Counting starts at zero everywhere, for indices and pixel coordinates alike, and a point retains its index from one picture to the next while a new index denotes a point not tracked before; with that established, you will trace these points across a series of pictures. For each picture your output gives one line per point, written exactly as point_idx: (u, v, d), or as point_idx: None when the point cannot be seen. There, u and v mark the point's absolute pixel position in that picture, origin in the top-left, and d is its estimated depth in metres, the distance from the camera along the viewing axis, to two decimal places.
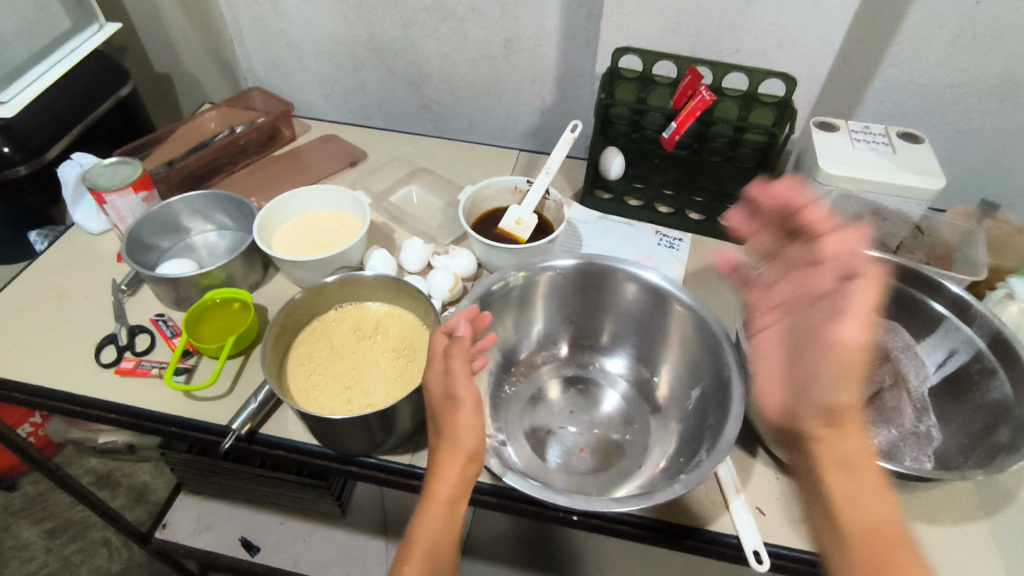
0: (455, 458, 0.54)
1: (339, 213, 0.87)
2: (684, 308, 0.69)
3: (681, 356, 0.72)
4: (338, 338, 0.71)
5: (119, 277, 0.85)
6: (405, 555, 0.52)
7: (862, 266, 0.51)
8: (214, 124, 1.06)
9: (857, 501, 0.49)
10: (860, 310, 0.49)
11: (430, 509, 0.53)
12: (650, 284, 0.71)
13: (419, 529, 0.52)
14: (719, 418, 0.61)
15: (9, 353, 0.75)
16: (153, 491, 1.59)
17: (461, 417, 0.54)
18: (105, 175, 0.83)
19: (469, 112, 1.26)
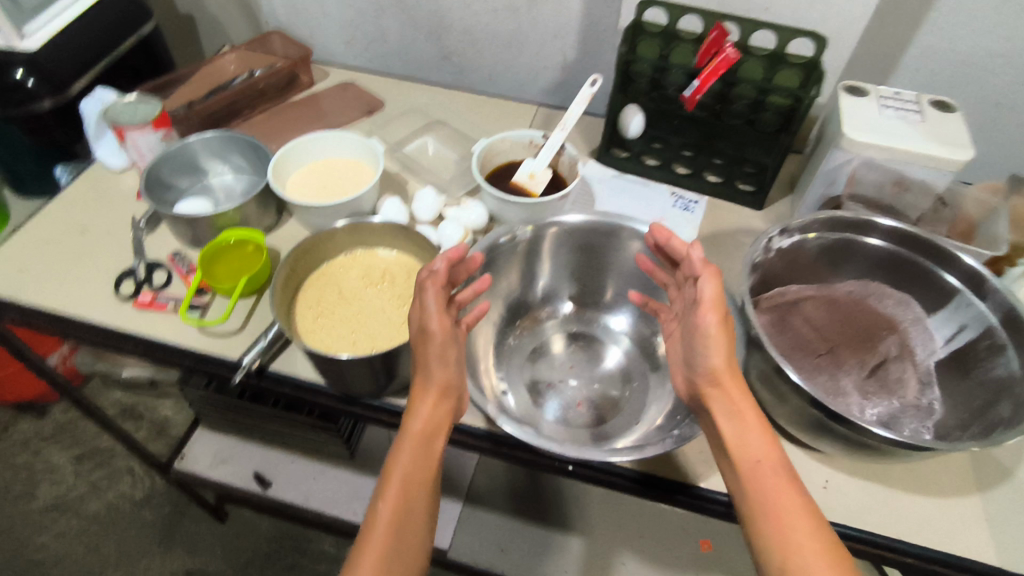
0: (428, 390, 0.59)
1: (352, 160, 0.87)
2: None
3: None
4: (347, 282, 0.72)
5: (138, 214, 0.87)
6: (384, 489, 0.56)
7: (700, 269, 0.60)
8: (234, 66, 1.05)
9: (746, 439, 0.54)
10: (712, 300, 0.58)
11: (405, 442, 0.58)
12: None
13: (396, 460, 0.57)
14: None
15: (35, 282, 0.78)
16: (174, 426, 1.66)
17: (433, 349, 0.58)
18: (125, 112, 0.85)
19: (490, 65, 1.24)
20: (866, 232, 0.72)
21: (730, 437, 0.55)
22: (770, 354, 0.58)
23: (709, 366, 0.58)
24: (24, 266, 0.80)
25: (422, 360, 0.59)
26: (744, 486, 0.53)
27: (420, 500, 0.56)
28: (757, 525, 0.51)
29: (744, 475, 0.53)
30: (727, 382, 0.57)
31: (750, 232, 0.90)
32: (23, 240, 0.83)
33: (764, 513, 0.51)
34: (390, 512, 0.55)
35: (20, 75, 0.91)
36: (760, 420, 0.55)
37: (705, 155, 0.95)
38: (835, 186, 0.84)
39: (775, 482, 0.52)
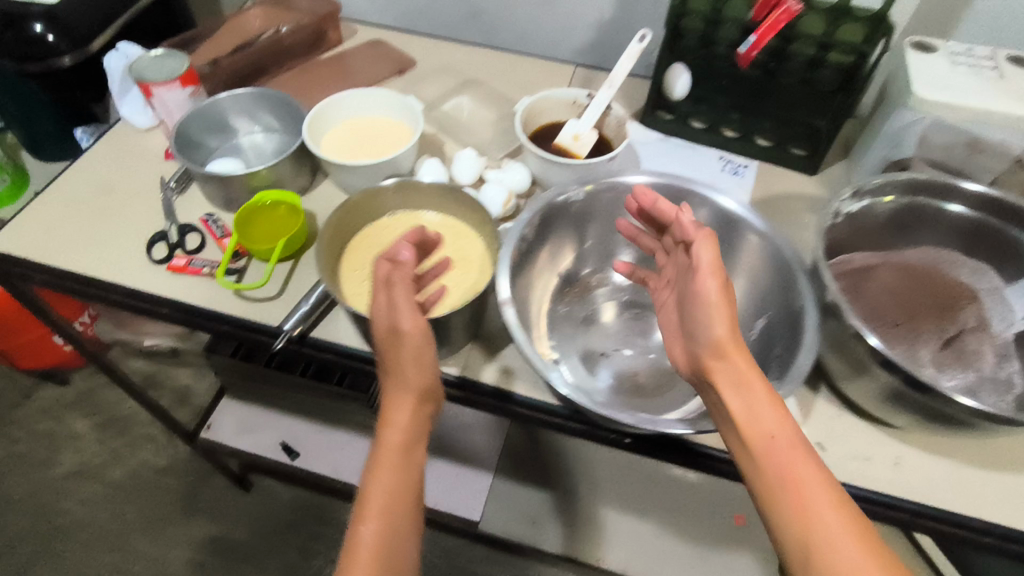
0: (405, 396, 0.58)
1: (389, 119, 0.83)
2: (756, 235, 0.67)
3: (749, 284, 0.70)
4: (393, 244, 0.69)
5: (166, 175, 0.83)
6: (364, 503, 0.55)
7: (693, 233, 0.57)
8: (259, 23, 1.00)
9: (757, 417, 0.49)
10: (710, 265, 0.54)
11: (388, 452, 0.57)
12: (721, 209, 0.69)
13: (377, 470, 0.56)
14: (789, 346, 0.60)
15: (64, 245, 0.75)
16: (196, 395, 1.65)
17: (408, 354, 0.56)
18: (151, 67, 0.80)
19: (521, 23, 1.18)
20: (948, 196, 0.67)
21: (743, 414, 0.50)
22: (849, 322, 0.55)
23: (712, 339, 0.52)
24: (51, 227, 0.77)
25: (397, 367, 0.57)
26: (758, 467, 0.48)
27: (404, 508, 0.56)
28: (780, 508, 0.46)
29: (760, 457, 0.48)
30: (734, 357, 0.51)
31: (804, 198, 0.86)
32: (48, 201, 0.80)
33: (779, 499, 0.47)
34: (375, 525, 0.54)
35: (38, 28, 0.87)
36: (771, 393, 0.50)
37: (754, 117, 0.89)
38: (900, 148, 0.79)
39: (795, 460, 0.48)
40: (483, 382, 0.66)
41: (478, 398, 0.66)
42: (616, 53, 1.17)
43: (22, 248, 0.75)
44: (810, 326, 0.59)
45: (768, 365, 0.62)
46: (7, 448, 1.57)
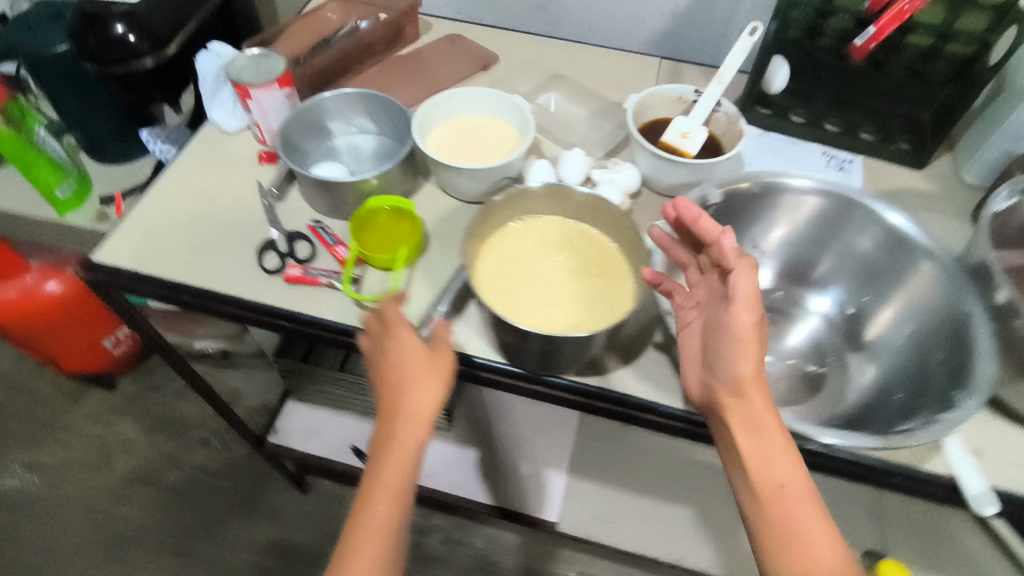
0: (410, 418, 0.62)
1: (494, 120, 0.81)
2: (932, 263, 0.62)
3: (908, 302, 0.64)
4: (533, 252, 0.68)
5: (264, 180, 0.81)
6: (362, 506, 0.61)
7: (734, 261, 0.56)
8: (335, 15, 0.98)
9: (772, 457, 0.53)
10: (746, 298, 0.55)
11: (388, 462, 0.61)
12: (888, 226, 0.64)
13: (381, 481, 0.62)
14: (956, 353, 0.57)
15: (171, 255, 0.73)
16: (247, 397, 1.64)
17: (421, 377, 0.62)
18: (247, 67, 0.77)
19: (590, 13, 1.14)
20: None
21: (765, 453, 0.54)
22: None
23: (733, 375, 0.55)
24: (157, 237, 0.75)
25: (399, 386, 0.62)
26: (764, 503, 0.53)
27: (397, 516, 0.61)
28: (781, 540, 0.51)
29: (771, 497, 0.53)
30: (753, 397, 0.54)
31: (914, 193, 0.84)
32: (149, 208, 0.78)
33: (778, 534, 0.52)
34: (371, 528, 0.60)
35: (120, 29, 0.83)
36: (785, 437, 0.54)
37: (855, 110, 0.88)
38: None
39: (800, 502, 0.52)
40: (622, 391, 0.66)
41: (617, 408, 0.65)
42: (690, 43, 1.14)
43: (131, 258, 0.73)
44: (981, 334, 0.56)
45: (925, 373, 0.60)
46: (60, 453, 1.55)
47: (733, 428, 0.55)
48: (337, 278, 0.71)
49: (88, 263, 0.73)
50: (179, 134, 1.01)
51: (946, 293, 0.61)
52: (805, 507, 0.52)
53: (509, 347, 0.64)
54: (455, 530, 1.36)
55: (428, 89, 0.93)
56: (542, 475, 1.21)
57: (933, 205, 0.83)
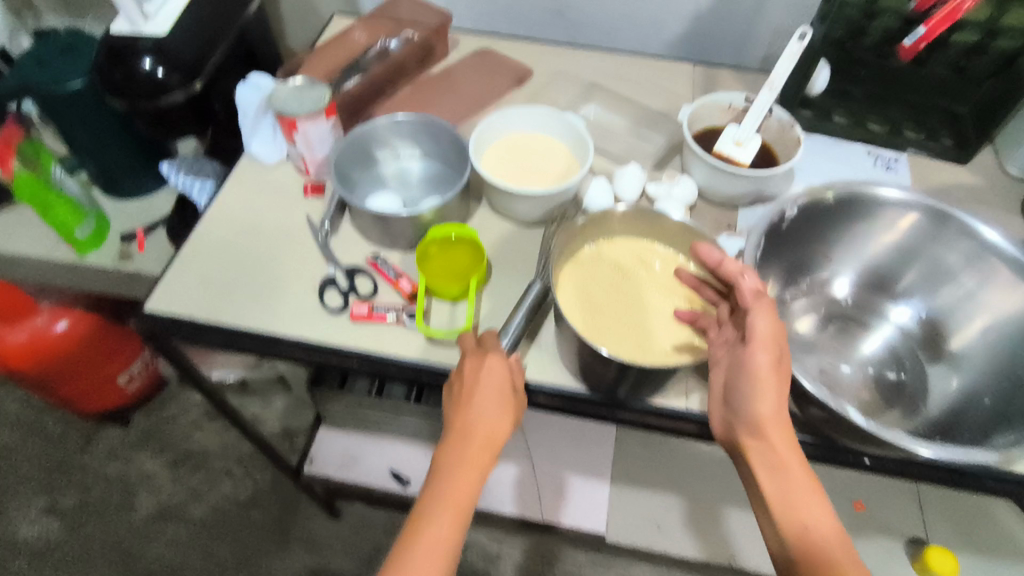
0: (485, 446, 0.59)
1: (546, 138, 0.80)
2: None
3: (998, 320, 0.63)
4: (618, 276, 0.68)
5: (313, 214, 0.79)
6: (412, 537, 0.56)
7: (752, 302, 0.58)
8: (363, 37, 0.96)
9: (790, 489, 0.54)
10: (760, 339, 0.57)
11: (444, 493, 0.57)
12: (982, 242, 0.64)
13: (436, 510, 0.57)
14: None
15: (226, 299, 0.71)
16: (268, 424, 1.59)
17: (498, 411, 0.59)
18: (291, 97, 0.75)
19: (611, 19, 1.13)
20: None
21: (784, 481, 0.54)
22: None
23: (753, 413, 0.56)
24: (209, 280, 0.72)
25: (467, 416, 0.59)
26: (786, 527, 0.53)
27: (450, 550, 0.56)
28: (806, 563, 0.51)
29: (790, 523, 0.53)
30: (773, 433, 0.55)
31: (963, 189, 0.84)
32: (195, 250, 0.74)
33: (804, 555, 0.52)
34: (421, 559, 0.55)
35: (148, 65, 0.81)
36: (803, 469, 0.55)
37: (897, 106, 0.88)
38: None
39: (820, 525, 0.53)
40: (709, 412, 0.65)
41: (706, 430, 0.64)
42: (712, 45, 1.13)
43: (185, 305, 0.70)
44: None
45: (1017, 375, 0.60)
46: (79, 496, 1.46)
47: (753, 465, 0.56)
48: (405, 312, 0.69)
49: (139, 314, 0.69)
50: (202, 167, 0.98)
51: None
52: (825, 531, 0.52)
53: (594, 375, 0.63)
54: (493, 543, 1.31)
55: (465, 108, 0.91)
56: (587, 487, 1.19)
57: (983, 198, 0.83)
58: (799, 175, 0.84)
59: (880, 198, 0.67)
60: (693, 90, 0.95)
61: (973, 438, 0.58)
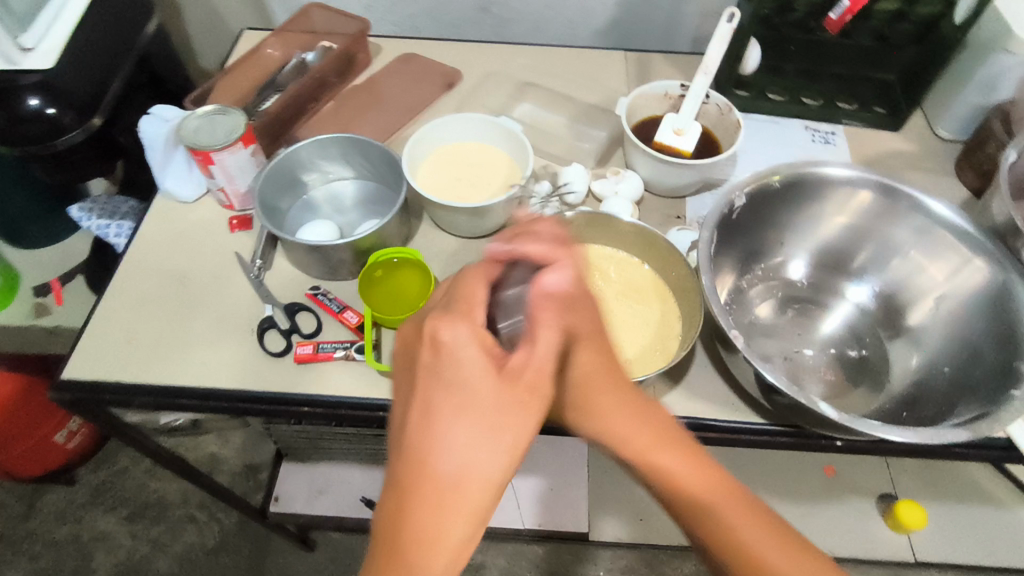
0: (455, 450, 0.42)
1: (482, 145, 0.76)
2: (980, 262, 0.61)
3: (953, 290, 0.63)
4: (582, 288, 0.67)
5: (242, 251, 0.73)
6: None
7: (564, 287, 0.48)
8: (278, 53, 0.91)
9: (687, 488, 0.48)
10: (585, 347, 0.48)
11: (456, 519, 0.41)
12: (930, 215, 0.64)
13: (441, 543, 0.40)
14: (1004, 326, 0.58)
15: (154, 355, 0.65)
16: (227, 462, 1.51)
17: (506, 394, 0.43)
18: (202, 127, 0.69)
19: (537, 11, 1.09)
20: None
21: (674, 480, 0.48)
22: None
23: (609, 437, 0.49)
24: (134, 337, 0.66)
25: (442, 398, 0.43)
26: (708, 526, 0.48)
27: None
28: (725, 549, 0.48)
29: (708, 520, 0.48)
30: (645, 447, 0.49)
31: (901, 156, 0.85)
32: (113, 306, 0.68)
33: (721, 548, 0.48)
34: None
35: (35, 102, 0.73)
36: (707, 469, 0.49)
37: (827, 80, 0.89)
38: (997, 92, 0.79)
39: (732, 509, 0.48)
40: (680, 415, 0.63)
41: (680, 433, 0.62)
42: (641, 31, 1.11)
43: (107, 369, 0.64)
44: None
45: (972, 343, 0.60)
46: (28, 566, 1.36)
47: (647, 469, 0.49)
48: (353, 348, 0.64)
49: (55, 386, 0.62)
50: (117, 206, 0.91)
51: (989, 274, 0.60)
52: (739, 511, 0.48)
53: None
54: (476, 553, 1.23)
55: (395, 119, 0.87)
56: (563, 488, 1.18)
57: (920, 163, 0.84)
58: (742, 157, 0.83)
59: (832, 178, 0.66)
60: (628, 79, 0.93)
61: (937, 411, 0.58)
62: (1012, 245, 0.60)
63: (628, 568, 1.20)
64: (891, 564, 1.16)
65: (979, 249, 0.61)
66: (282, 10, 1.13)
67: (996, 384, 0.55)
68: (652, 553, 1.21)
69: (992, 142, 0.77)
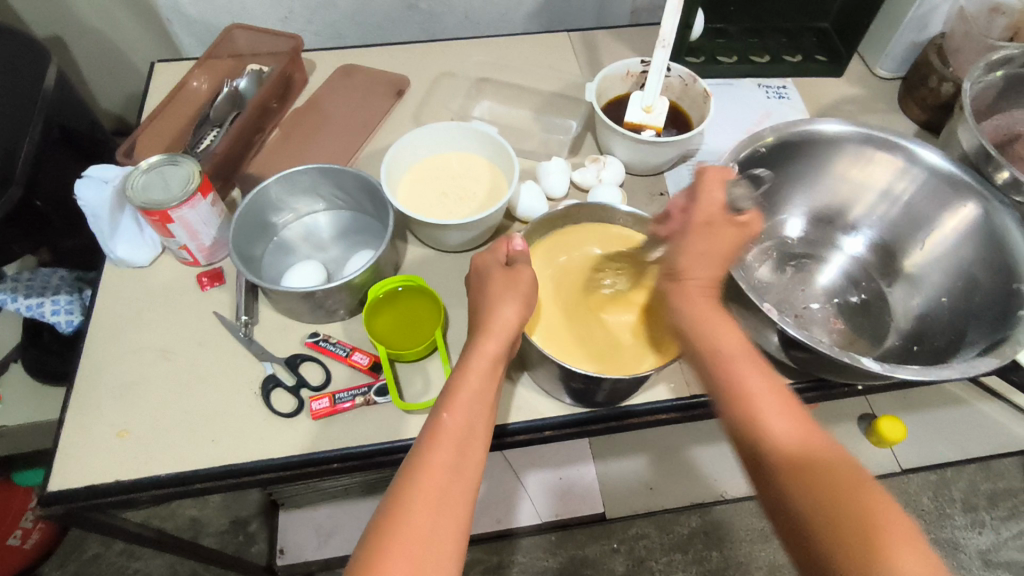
0: (491, 335, 0.53)
1: (457, 155, 0.73)
2: (974, 209, 0.64)
3: (951, 237, 0.66)
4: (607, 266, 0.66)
5: (223, 309, 0.67)
6: (412, 475, 0.46)
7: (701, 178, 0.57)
8: (207, 86, 0.84)
9: (782, 439, 0.46)
10: (698, 257, 0.55)
11: (451, 413, 0.49)
12: (927, 164, 0.67)
13: (439, 439, 0.48)
14: (999, 262, 0.61)
15: (150, 442, 0.58)
16: (209, 524, 1.19)
17: (515, 284, 0.56)
18: (151, 183, 0.61)
19: (464, 4, 1.03)
20: None
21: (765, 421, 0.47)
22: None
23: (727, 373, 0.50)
24: (122, 428, 0.59)
25: (481, 297, 0.57)
26: (753, 411, 0.48)
27: (466, 485, 0.47)
28: (807, 502, 0.42)
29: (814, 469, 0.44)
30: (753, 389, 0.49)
31: (850, 101, 0.88)
32: (90, 398, 0.61)
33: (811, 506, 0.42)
34: (435, 489, 0.45)
35: None
36: (769, 387, 0.49)
37: (768, 37, 0.92)
38: (929, 28, 0.84)
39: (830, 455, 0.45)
40: None
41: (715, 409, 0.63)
42: (570, 10, 1.07)
43: (99, 470, 0.57)
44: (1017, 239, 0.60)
45: (967, 271, 0.64)
46: None
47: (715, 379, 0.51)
48: (372, 392, 0.60)
49: (43, 501, 0.55)
50: (46, 279, 0.81)
51: (984, 219, 0.63)
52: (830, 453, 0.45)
53: (578, 392, 0.59)
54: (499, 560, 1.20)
55: (351, 137, 0.82)
56: (574, 474, 1.18)
57: (868, 105, 0.88)
58: (710, 123, 0.84)
59: (825, 135, 0.69)
60: (578, 62, 0.92)
61: (948, 341, 0.62)
62: (987, 171, 0.65)
63: (640, 535, 1.17)
64: (880, 477, 1.22)
65: (963, 185, 0.65)
66: (191, 37, 1.03)
67: (1001, 310, 0.59)
68: (661, 516, 1.18)
69: (934, 76, 0.80)
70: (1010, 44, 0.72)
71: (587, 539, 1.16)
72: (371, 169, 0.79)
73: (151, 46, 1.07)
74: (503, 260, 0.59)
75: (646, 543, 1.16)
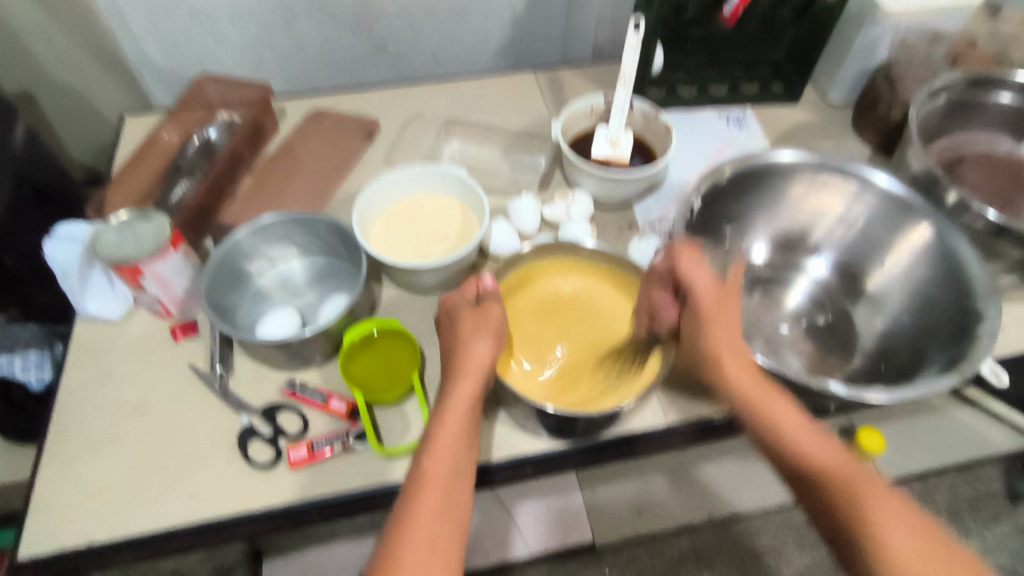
0: (468, 376, 0.54)
1: (430, 196, 0.74)
2: (926, 230, 0.67)
3: (909, 256, 0.69)
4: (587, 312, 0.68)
5: (197, 360, 0.67)
6: (404, 525, 0.46)
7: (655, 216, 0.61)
8: (178, 138, 0.84)
9: (801, 446, 0.50)
10: (697, 294, 0.58)
11: (435, 457, 0.49)
12: (880, 189, 0.70)
13: (426, 485, 0.47)
14: (954, 282, 0.64)
15: (124, 500, 0.57)
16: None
17: (489, 321, 0.57)
18: (122, 239, 0.61)
19: (431, 46, 1.06)
20: (997, 89, 0.75)
21: (807, 461, 0.49)
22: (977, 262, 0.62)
23: (760, 412, 0.52)
24: (95, 488, 0.58)
25: (454, 339, 0.57)
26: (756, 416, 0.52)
27: (457, 527, 0.47)
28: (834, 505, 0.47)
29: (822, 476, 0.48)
30: (783, 421, 0.51)
31: (807, 127, 0.92)
32: (62, 457, 0.60)
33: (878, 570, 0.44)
34: (426, 538, 0.45)
35: None
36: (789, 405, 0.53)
37: (725, 69, 0.95)
38: (874, 56, 0.87)
39: (870, 484, 0.47)
40: (687, 419, 0.64)
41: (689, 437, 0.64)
42: (535, 50, 1.11)
43: (72, 533, 0.55)
44: (969, 259, 0.63)
45: (924, 290, 0.67)
46: None
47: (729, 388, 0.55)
48: (351, 438, 0.60)
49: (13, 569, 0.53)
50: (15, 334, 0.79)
51: (938, 240, 0.66)
52: (854, 472, 0.48)
53: (556, 428, 0.60)
54: None
55: (324, 182, 0.83)
56: (561, 504, 1.17)
57: (824, 130, 0.91)
58: (673, 154, 0.86)
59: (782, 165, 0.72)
60: (544, 99, 0.94)
61: (913, 357, 0.64)
62: (937, 194, 0.67)
63: (630, 559, 1.16)
64: None
65: (914, 208, 0.68)
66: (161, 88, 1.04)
67: (958, 326, 0.61)
68: (651, 538, 1.18)
69: (883, 103, 0.83)
70: (950, 71, 0.76)
71: (578, 567, 1.14)
72: (344, 213, 0.80)
73: (120, 97, 1.08)
74: (472, 299, 0.60)
75: (638, 566, 1.16)
